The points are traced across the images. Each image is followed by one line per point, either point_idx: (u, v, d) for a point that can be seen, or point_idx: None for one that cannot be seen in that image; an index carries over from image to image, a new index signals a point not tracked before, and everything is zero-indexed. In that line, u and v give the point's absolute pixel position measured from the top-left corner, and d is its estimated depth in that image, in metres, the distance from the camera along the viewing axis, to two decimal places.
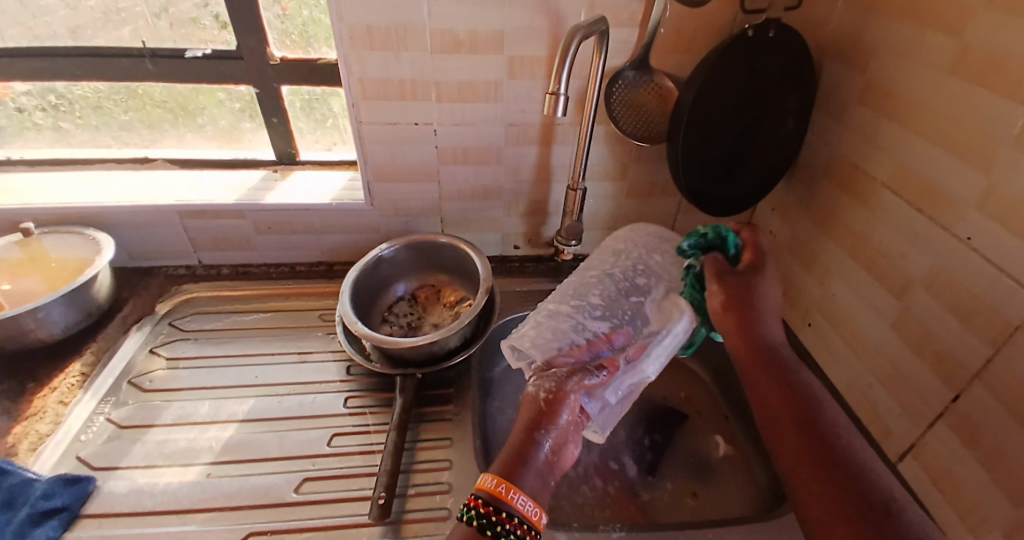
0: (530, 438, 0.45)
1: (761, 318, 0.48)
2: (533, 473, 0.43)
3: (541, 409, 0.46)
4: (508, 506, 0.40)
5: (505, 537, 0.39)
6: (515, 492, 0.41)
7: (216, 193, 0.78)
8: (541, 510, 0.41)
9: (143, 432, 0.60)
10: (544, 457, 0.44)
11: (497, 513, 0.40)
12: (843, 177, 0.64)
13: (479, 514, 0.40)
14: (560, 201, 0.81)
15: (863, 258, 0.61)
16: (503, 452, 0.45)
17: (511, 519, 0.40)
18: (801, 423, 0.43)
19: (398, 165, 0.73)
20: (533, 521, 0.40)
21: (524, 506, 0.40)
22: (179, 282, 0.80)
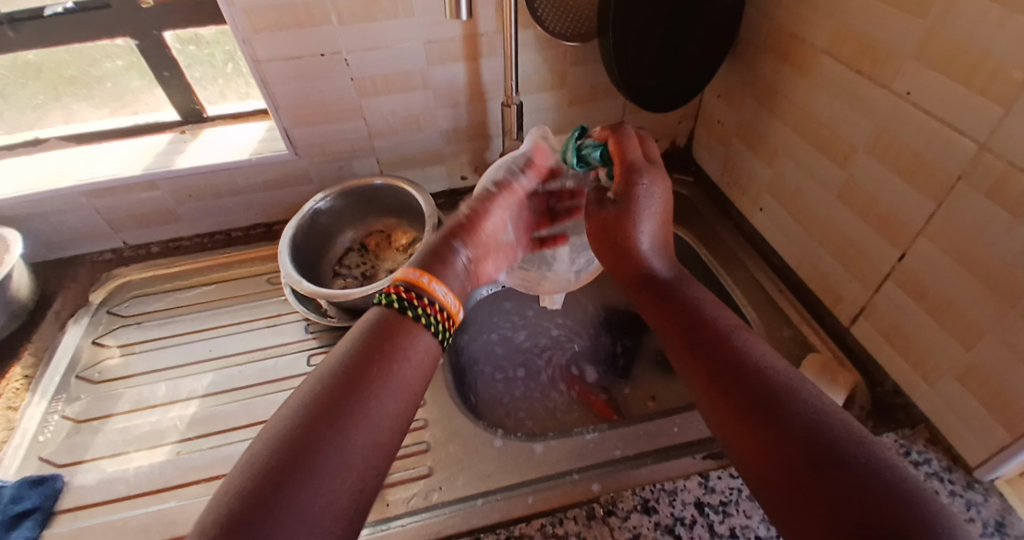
0: (451, 242, 0.47)
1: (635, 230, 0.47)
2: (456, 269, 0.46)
3: (472, 222, 0.49)
4: (429, 293, 0.41)
5: (421, 316, 0.40)
6: (438, 284, 0.42)
7: (121, 165, 0.71)
8: (458, 304, 0.43)
9: (102, 422, 0.58)
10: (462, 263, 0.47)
11: (414, 297, 0.40)
12: (785, 48, 0.60)
13: (397, 298, 0.40)
14: (499, 120, 0.76)
15: (808, 132, 0.59)
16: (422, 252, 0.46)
17: (430, 304, 0.40)
18: (692, 338, 0.41)
19: (315, 105, 0.67)
20: (451, 313, 0.42)
21: (444, 296, 0.42)
22: (108, 267, 0.75)
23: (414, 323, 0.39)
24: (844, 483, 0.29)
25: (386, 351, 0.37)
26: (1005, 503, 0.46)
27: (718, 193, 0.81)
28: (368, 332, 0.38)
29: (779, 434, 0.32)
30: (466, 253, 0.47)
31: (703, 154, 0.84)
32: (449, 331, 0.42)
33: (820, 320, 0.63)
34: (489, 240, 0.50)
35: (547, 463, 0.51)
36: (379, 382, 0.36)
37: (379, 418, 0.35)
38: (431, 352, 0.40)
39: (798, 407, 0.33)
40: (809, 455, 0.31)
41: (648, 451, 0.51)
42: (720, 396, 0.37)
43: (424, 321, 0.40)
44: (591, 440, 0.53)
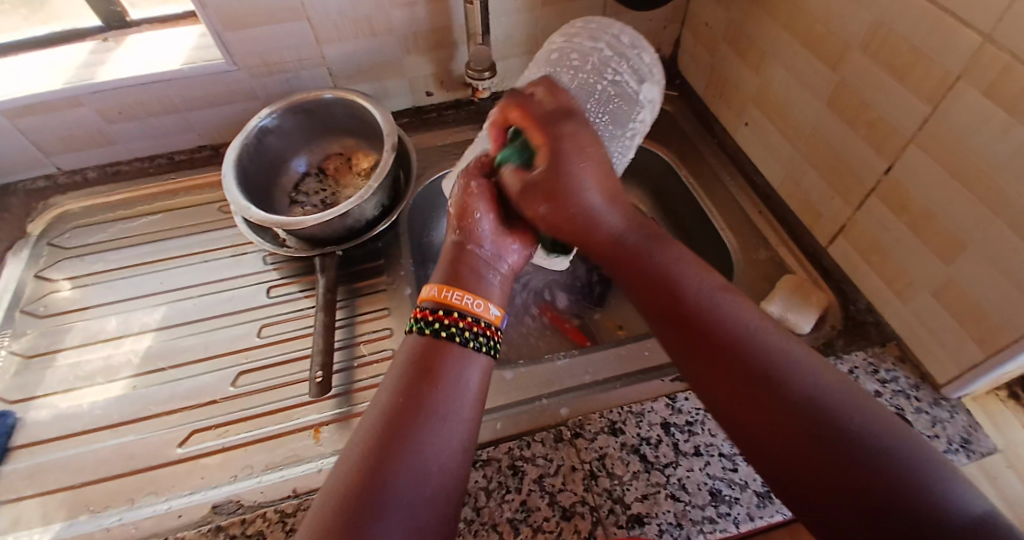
0: (465, 245, 0.43)
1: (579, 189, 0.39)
2: (480, 275, 0.42)
3: (460, 212, 0.43)
4: (459, 308, 0.39)
5: (455, 333, 0.38)
6: (467, 297, 0.39)
7: (37, 80, 0.63)
8: (497, 309, 0.40)
9: (51, 358, 0.56)
10: (484, 262, 0.42)
11: (442, 315, 0.39)
12: None
13: (422, 322, 0.39)
14: (463, 23, 0.68)
15: (800, 31, 0.53)
16: (443, 262, 0.42)
17: (464, 319, 0.39)
18: (669, 310, 0.37)
19: (247, 3, 0.58)
20: (493, 322, 0.40)
21: (480, 308, 0.39)
22: (43, 196, 0.69)
23: (450, 341, 0.38)
24: (842, 446, 0.29)
25: (434, 378, 0.36)
26: (971, 419, 0.46)
27: (702, 108, 0.75)
28: (409, 359, 0.37)
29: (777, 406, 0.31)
30: (487, 252, 0.43)
31: (689, 63, 0.76)
32: (493, 335, 0.40)
33: (796, 240, 0.60)
34: (490, 226, 0.43)
35: (515, 390, 0.50)
36: (432, 412, 0.35)
37: (445, 444, 0.34)
38: (484, 366, 0.38)
39: (786, 369, 0.32)
40: (809, 423, 0.30)
41: (615, 376, 0.50)
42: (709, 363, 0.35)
43: (460, 338, 0.38)
44: (562, 366, 0.52)
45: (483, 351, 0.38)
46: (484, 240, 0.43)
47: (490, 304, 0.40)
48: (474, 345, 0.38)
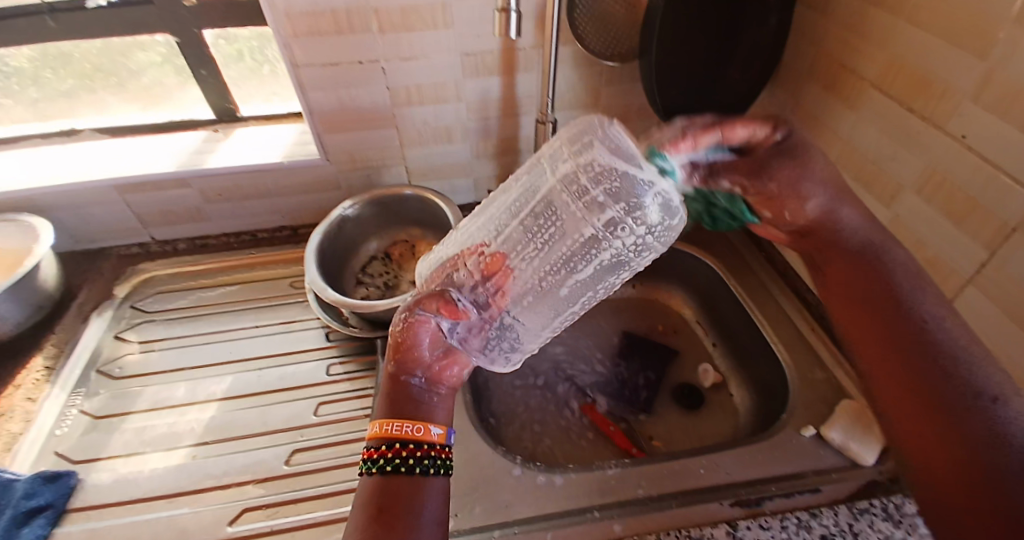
0: (399, 379, 0.41)
1: (807, 191, 0.43)
2: (418, 402, 0.41)
3: (399, 346, 0.41)
4: (401, 438, 0.38)
5: (405, 465, 0.37)
6: (405, 425, 0.39)
7: (153, 161, 0.71)
8: (438, 426, 0.40)
9: (119, 421, 0.58)
10: (419, 389, 0.41)
11: (387, 451, 0.38)
12: (830, 79, 0.58)
13: (370, 462, 0.37)
14: (530, 135, 0.75)
15: (851, 168, 0.58)
16: (382, 394, 0.41)
17: (407, 448, 0.38)
18: (860, 296, 0.42)
19: (347, 111, 0.66)
20: (436, 439, 0.39)
21: (421, 432, 0.39)
22: (134, 262, 0.76)
23: (399, 475, 0.37)
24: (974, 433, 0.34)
25: (392, 518, 0.35)
26: None
27: None
28: (365, 507, 0.36)
29: (977, 457, 0.33)
30: (420, 382, 0.42)
31: None
32: (444, 453, 0.39)
33: None
34: (428, 356, 0.42)
35: (566, 498, 0.49)
36: None
37: None
38: (439, 487, 0.38)
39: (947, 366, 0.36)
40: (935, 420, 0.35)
41: (671, 492, 0.49)
42: (908, 402, 0.37)
43: (409, 468, 0.37)
44: (613, 475, 0.51)
45: (437, 473, 0.38)
46: (421, 371, 0.42)
47: (432, 425, 0.39)
48: (424, 469, 0.38)
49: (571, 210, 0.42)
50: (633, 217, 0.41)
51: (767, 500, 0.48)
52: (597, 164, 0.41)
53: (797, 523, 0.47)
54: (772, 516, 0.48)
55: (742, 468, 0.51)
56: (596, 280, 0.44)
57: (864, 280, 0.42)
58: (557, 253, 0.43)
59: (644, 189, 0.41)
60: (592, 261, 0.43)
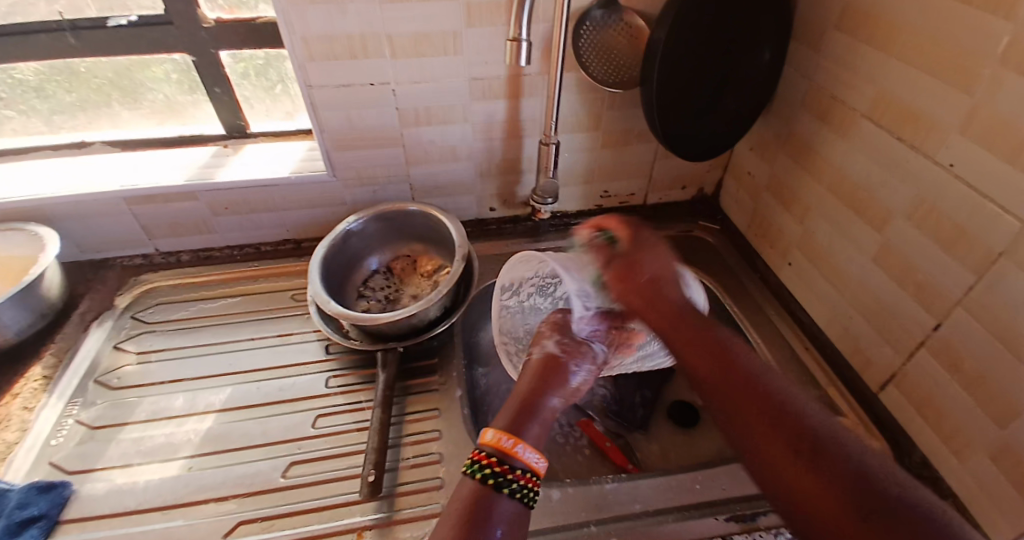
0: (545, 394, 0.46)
1: (659, 283, 0.49)
2: (539, 424, 0.44)
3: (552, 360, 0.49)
4: (513, 456, 0.40)
5: (504, 484, 0.38)
6: (522, 445, 0.40)
7: (163, 174, 0.72)
8: (546, 462, 0.41)
9: (116, 431, 0.58)
10: (551, 410, 0.45)
11: (495, 462, 0.39)
12: (823, 109, 0.61)
13: (477, 465, 0.39)
14: (533, 157, 0.77)
15: (842, 193, 0.60)
16: (512, 404, 0.45)
17: (513, 469, 0.39)
18: (718, 377, 0.41)
19: (357, 130, 0.68)
20: (537, 472, 0.40)
21: (530, 457, 0.40)
22: (137, 272, 0.76)
23: (495, 492, 0.38)
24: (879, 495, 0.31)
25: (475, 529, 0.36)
26: None
27: (744, 245, 0.81)
28: (456, 509, 0.37)
29: (847, 499, 0.31)
30: (555, 403, 0.46)
31: (730, 203, 0.84)
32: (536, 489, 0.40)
33: (846, 384, 0.61)
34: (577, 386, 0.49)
35: (562, 514, 0.49)
36: None
37: None
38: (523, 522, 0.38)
39: (825, 440, 0.35)
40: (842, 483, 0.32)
41: (669, 509, 0.49)
42: (789, 463, 0.34)
43: (510, 490, 0.38)
44: (611, 490, 0.51)
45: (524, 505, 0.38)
46: (563, 388, 0.47)
47: (543, 458, 0.41)
48: (518, 497, 0.38)
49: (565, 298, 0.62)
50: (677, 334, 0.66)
51: (762, 516, 0.49)
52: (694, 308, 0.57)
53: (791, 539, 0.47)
54: (766, 531, 0.47)
55: (738, 487, 0.51)
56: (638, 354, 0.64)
57: (710, 349, 0.43)
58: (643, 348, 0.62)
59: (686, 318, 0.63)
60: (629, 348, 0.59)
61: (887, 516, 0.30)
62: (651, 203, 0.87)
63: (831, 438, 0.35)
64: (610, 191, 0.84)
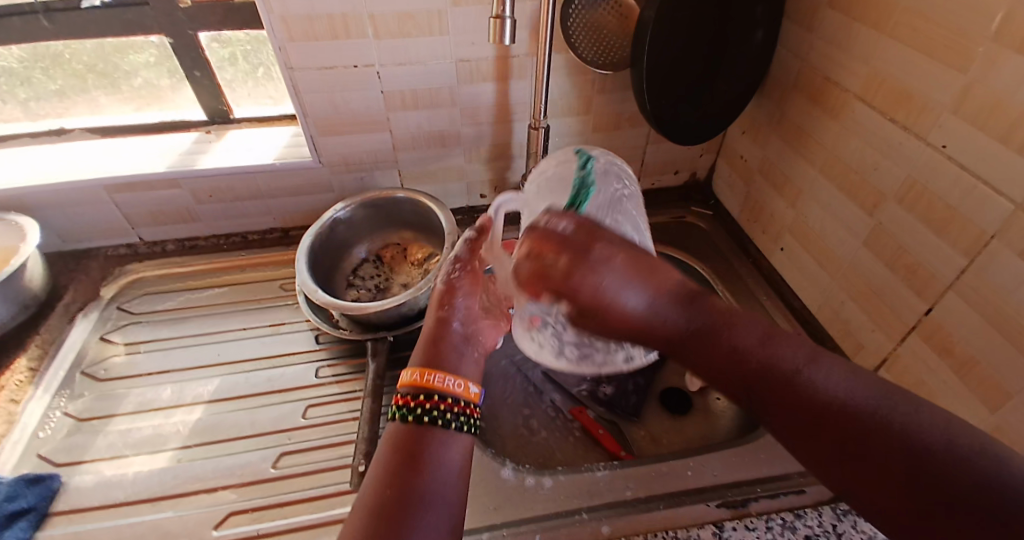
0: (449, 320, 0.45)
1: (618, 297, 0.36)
2: (454, 350, 0.44)
3: (453, 289, 0.47)
4: (440, 391, 0.40)
5: (438, 418, 0.39)
6: (438, 376, 0.41)
7: (145, 162, 0.71)
8: (472, 383, 0.42)
9: (104, 423, 0.57)
10: (460, 338, 0.45)
11: (422, 401, 0.40)
12: (815, 89, 0.60)
13: (405, 409, 0.39)
14: (523, 141, 0.76)
15: (834, 175, 0.59)
16: (421, 343, 0.44)
17: (445, 401, 0.40)
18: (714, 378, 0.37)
19: (341, 115, 0.67)
20: (469, 398, 0.41)
21: (463, 387, 0.41)
22: (122, 262, 0.75)
23: (433, 426, 0.39)
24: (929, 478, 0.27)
25: (416, 464, 0.37)
26: None
27: (737, 229, 0.80)
28: (393, 451, 0.38)
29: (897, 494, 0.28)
30: (459, 329, 0.46)
31: (723, 187, 0.83)
32: (472, 414, 0.41)
33: None
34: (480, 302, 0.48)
35: (554, 501, 0.49)
36: (421, 499, 0.35)
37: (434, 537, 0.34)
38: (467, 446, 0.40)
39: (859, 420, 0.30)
40: (894, 474, 0.28)
41: (659, 495, 0.50)
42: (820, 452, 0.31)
43: (447, 420, 0.39)
44: (603, 478, 0.51)
45: (464, 432, 0.40)
46: (463, 318, 0.46)
47: (469, 383, 0.42)
48: (455, 426, 0.39)
49: (630, 214, 0.43)
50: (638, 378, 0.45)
51: (753, 502, 0.49)
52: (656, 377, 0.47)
53: (782, 524, 0.47)
54: (757, 517, 0.48)
55: (727, 472, 0.51)
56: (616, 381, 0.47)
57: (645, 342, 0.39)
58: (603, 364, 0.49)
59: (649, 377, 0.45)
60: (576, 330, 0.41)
61: (933, 490, 0.27)
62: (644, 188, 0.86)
63: (860, 423, 0.30)
64: None
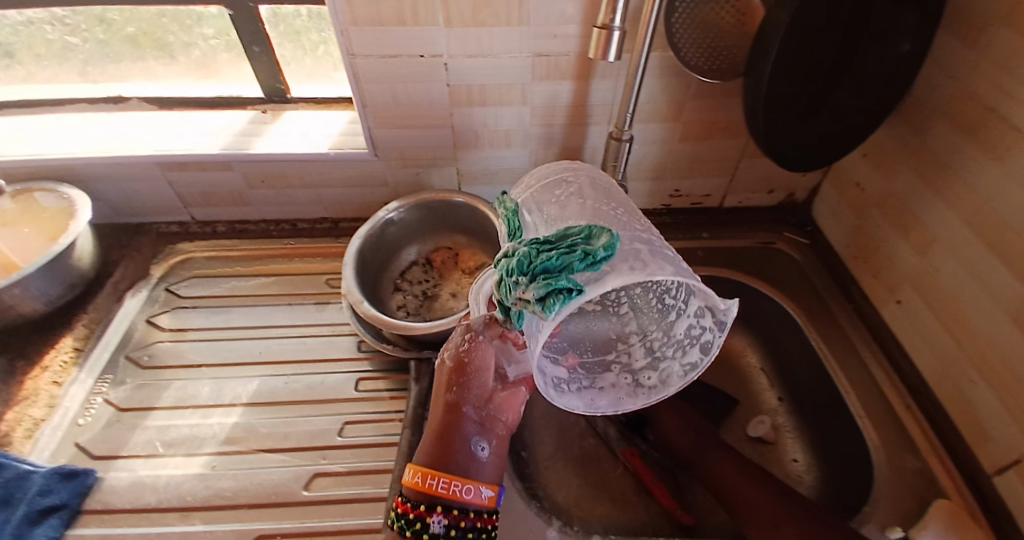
0: (457, 408, 0.43)
1: None
2: (466, 449, 0.42)
3: (461, 368, 0.44)
4: (442, 500, 0.38)
5: (441, 536, 0.38)
6: (444, 484, 0.38)
7: (198, 140, 0.67)
8: (483, 487, 0.39)
9: (142, 416, 0.56)
10: (468, 431, 0.42)
11: (422, 512, 0.38)
12: (974, 121, 0.48)
13: (405, 520, 0.38)
14: (598, 146, 0.68)
15: (985, 231, 0.48)
16: (429, 435, 0.42)
17: (450, 514, 0.38)
18: None
19: (402, 108, 0.61)
20: (478, 507, 0.39)
21: (469, 495, 0.39)
22: (172, 241, 0.73)
23: None
24: None
25: None
26: None
27: (838, 267, 0.70)
28: None
29: None
30: (472, 413, 0.43)
31: (825, 214, 0.73)
32: (485, 522, 0.39)
33: (950, 454, 0.52)
34: (487, 382, 0.44)
35: None
36: None
37: None
38: None
39: None
40: None
41: None
42: None
43: (453, 537, 0.38)
44: None
45: None
46: (475, 402, 0.44)
47: (480, 490, 0.39)
48: None
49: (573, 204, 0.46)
50: (680, 337, 0.43)
51: None
52: (688, 320, 0.42)
53: None
54: None
55: None
56: (664, 351, 0.44)
57: None
58: (635, 334, 0.46)
59: (691, 317, 0.42)
60: (641, 357, 0.45)
61: None
62: (726, 206, 0.77)
63: None
64: (681, 189, 0.74)
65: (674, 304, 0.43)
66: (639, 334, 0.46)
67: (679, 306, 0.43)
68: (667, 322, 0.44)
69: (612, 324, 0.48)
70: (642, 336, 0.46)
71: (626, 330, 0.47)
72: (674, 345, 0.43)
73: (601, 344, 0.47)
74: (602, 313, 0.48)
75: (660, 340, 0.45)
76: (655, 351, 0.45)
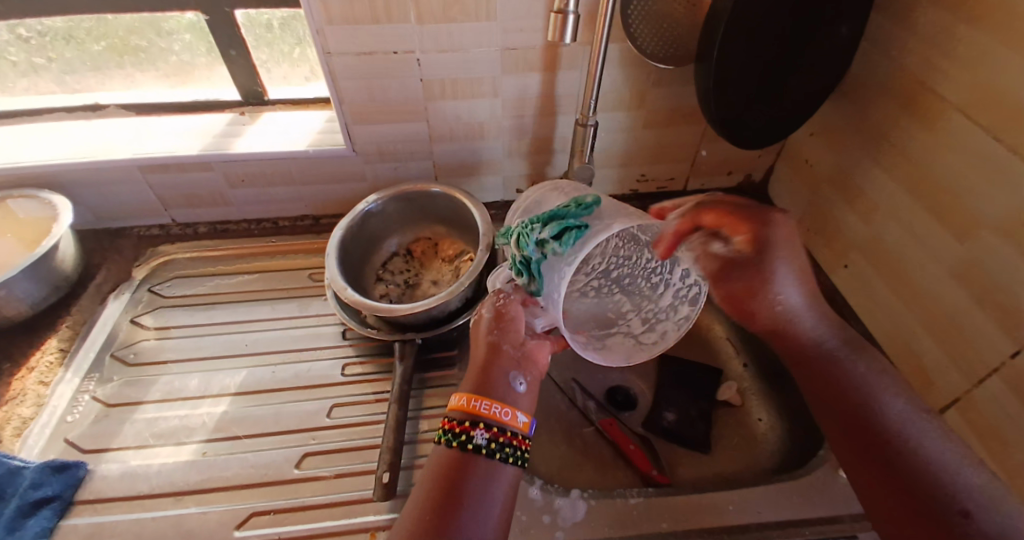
0: (499, 348, 0.45)
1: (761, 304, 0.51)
2: (506, 381, 0.43)
3: (500, 316, 0.47)
4: (485, 418, 0.40)
5: (483, 447, 0.39)
6: (487, 404, 0.40)
7: (178, 142, 0.69)
8: (519, 412, 0.41)
9: (131, 410, 0.57)
10: (508, 366, 0.44)
11: (467, 427, 0.40)
12: (907, 94, 0.53)
13: (450, 434, 0.40)
14: (567, 135, 0.71)
15: (922, 194, 0.53)
16: (472, 371, 0.44)
17: (490, 430, 0.40)
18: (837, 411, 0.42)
19: (378, 103, 0.63)
20: (516, 427, 0.41)
21: (507, 416, 0.40)
22: (154, 243, 0.74)
23: (474, 456, 0.39)
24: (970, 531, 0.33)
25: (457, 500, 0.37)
26: None
27: None
28: (435, 482, 0.38)
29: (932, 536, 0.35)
30: (512, 351, 0.46)
31: (781, 192, 0.77)
32: (522, 444, 0.40)
33: None
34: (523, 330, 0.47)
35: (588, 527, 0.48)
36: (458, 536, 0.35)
37: None
38: (512, 478, 0.39)
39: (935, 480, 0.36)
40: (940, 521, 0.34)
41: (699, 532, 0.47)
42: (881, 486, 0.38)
43: (493, 451, 0.39)
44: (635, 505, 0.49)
45: (511, 463, 0.39)
46: (514, 344, 0.46)
47: (518, 413, 0.41)
48: (501, 456, 0.39)
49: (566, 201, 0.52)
50: (671, 303, 0.51)
51: None
52: (677, 285, 0.51)
53: None
54: None
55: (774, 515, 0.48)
56: (658, 318, 0.51)
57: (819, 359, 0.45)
58: (629, 309, 0.53)
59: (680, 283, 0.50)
60: (637, 325, 0.51)
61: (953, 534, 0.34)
62: (691, 189, 0.81)
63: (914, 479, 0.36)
64: (647, 174, 0.78)
65: (664, 276, 0.52)
66: (633, 309, 0.53)
67: (668, 277, 0.51)
68: (660, 293, 0.52)
69: (606, 302, 0.54)
70: (636, 309, 0.52)
71: (619, 307, 0.53)
72: (668, 310, 0.50)
73: (599, 319, 0.52)
74: (596, 293, 0.54)
75: (654, 309, 0.51)
76: (651, 318, 0.51)
